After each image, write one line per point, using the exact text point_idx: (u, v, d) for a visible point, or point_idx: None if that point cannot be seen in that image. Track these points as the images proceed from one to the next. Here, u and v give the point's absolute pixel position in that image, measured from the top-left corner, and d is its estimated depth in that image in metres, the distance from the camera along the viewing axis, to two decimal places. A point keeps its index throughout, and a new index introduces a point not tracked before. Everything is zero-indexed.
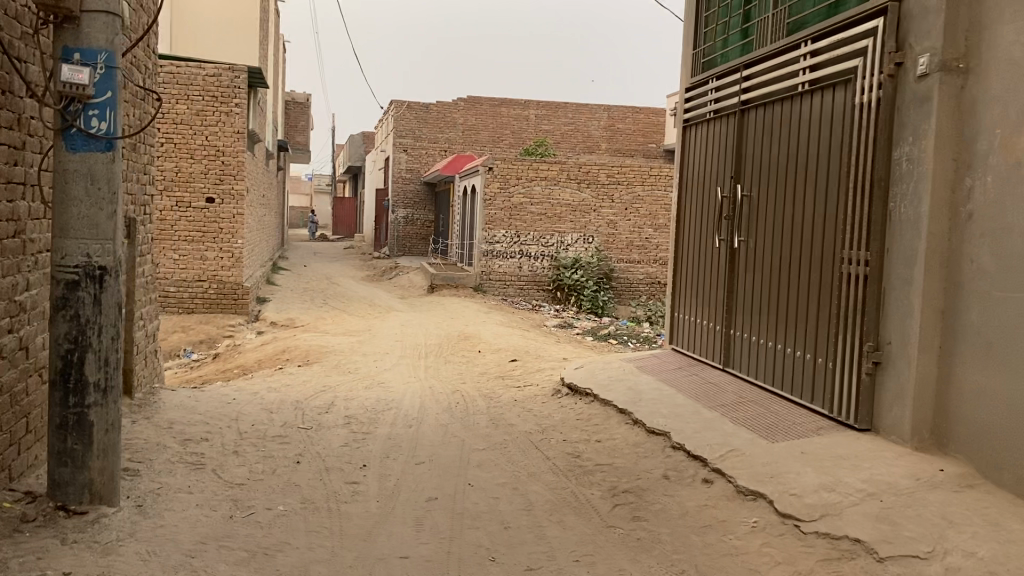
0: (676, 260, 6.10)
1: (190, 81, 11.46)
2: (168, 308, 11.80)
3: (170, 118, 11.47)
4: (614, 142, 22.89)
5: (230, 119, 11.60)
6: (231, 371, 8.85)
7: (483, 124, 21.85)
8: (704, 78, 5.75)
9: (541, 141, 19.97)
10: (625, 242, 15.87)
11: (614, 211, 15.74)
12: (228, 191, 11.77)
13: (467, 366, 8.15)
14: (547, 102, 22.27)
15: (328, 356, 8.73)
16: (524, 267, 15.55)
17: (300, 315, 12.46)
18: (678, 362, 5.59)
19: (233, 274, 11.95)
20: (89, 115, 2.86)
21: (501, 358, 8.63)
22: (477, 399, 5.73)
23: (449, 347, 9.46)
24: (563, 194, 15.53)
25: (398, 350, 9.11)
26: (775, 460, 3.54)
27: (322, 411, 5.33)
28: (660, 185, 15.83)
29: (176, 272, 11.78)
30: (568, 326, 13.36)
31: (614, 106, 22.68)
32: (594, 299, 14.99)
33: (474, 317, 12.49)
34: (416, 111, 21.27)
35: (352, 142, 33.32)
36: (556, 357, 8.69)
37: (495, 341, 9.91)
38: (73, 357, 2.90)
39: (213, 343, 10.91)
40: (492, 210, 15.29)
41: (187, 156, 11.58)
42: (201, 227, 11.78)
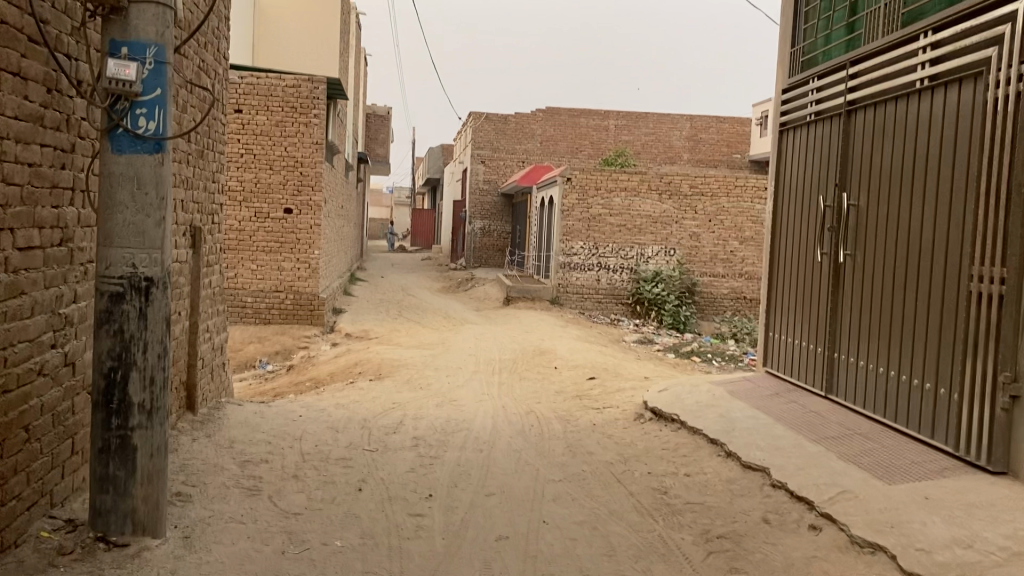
0: (772, 275, 5.63)
1: (270, 92, 11.48)
2: (245, 318, 11.83)
3: (251, 129, 11.51)
4: (696, 153, 22.37)
5: (309, 130, 11.58)
6: (303, 385, 8.68)
7: (562, 134, 21.57)
8: (804, 78, 5.29)
9: (620, 151, 19.57)
10: (709, 255, 15.32)
11: (697, 223, 15.20)
12: (306, 202, 11.73)
13: (543, 384, 7.81)
14: (628, 112, 21.88)
15: (400, 370, 8.51)
16: (603, 280, 15.14)
17: (375, 327, 12.35)
18: (773, 389, 5.12)
19: (309, 285, 11.91)
20: (137, 114, 2.64)
21: (579, 376, 8.27)
22: (554, 422, 5.38)
23: (525, 363, 9.15)
24: (644, 206, 15.08)
25: (472, 365, 8.83)
26: (896, 506, 3.07)
27: (390, 431, 5.06)
28: (746, 196, 15.24)
29: (254, 283, 11.80)
30: (649, 342, 12.90)
31: (698, 115, 22.22)
32: (676, 314, 14.48)
33: (551, 331, 12.16)
34: (495, 123, 21.11)
35: (431, 155, 33.51)
36: (636, 375, 8.28)
37: (573, 357, 9.56)
38: (116, 375, 2.68)
39: (288, 354, 10.87)
40: (569, 222, 14.95)
41: (266, 167, 11.61)
42: (278, 238, 11.77)
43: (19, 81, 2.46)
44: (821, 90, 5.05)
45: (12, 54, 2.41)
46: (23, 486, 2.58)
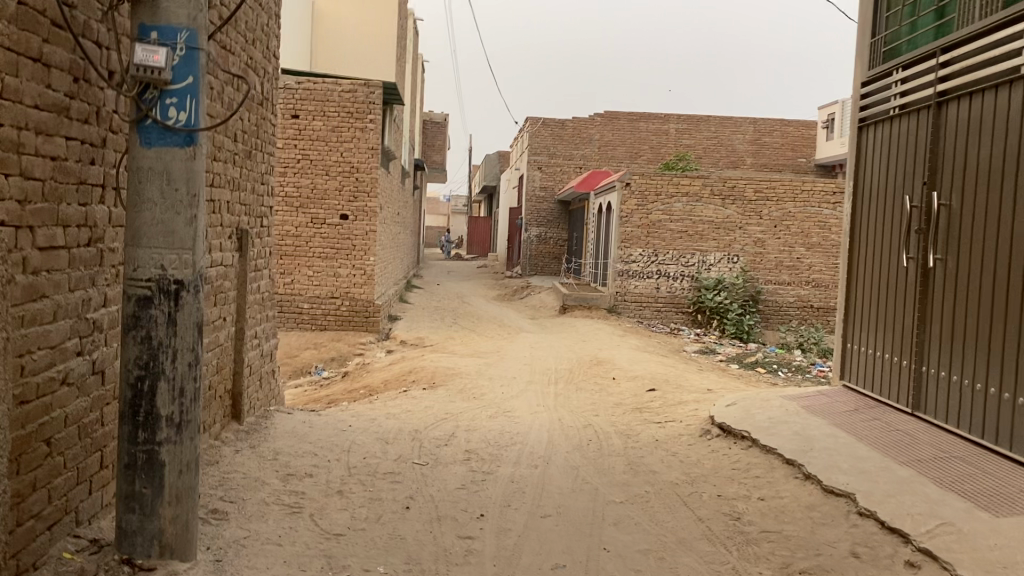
0: (849, 281, 5.26)
1: (327, 98, 11.40)
2: (301, 325, 11.78)
3: (307, 135, 11.45)
4: (760, 157, 21.81)
5: (365, 135, 11.48)
6: (355, 393, 8.50)
7: (620, 139, 21.22)
8: (887, 69, 4.91)
9: (681, 156, 19.15)
10: (774, 262, 14.80)
11: (762, 228, 14.69)
12: (362, 208, 11.63)
13: (602, 395, 7.49)
14: (688, 116, 21.44)
15: (454, 379, 8.28)
16: (663, 287, 14.73)
17: (430, 334, 12.18)
18: (853, 405, 4.73)
19: (365, 292, 11.79)
20: (166, 104, 2.45)
21: (639, 388, 7.93)
22: (614, 437, 5.08)
23: (582, 373, 8.84)
24: (706, 211, 14.65)
25: (528, 374, 8.57)
26: (1007, 541, 2.69)
27: (441, 444, 4.81)
28: (813, 201, 14.70)
29: (310, 289, 11.73)
30: (711, 352, 12.48)
31: (761, 119, 21.70)
32: (739, 323, 14.01)
33: (609, 340, 11.82)
34: (552, 128, 20.87)
35: (488, 162, 33.43)
36: (700, 388, 7.91)
37: (632, 367, 9.22)
38: (143, 385, 2.48)
39: (343, 361, 10.77)
40: (628, 228, 14.60)
41: (322, 173, 11.54)
42: (334, 244, 11.68)
43: (41, 68, 2.28)
44: (906, 82, 4.66)
45: (32, 38, 2.23)
46: (45, 504, 2.40)
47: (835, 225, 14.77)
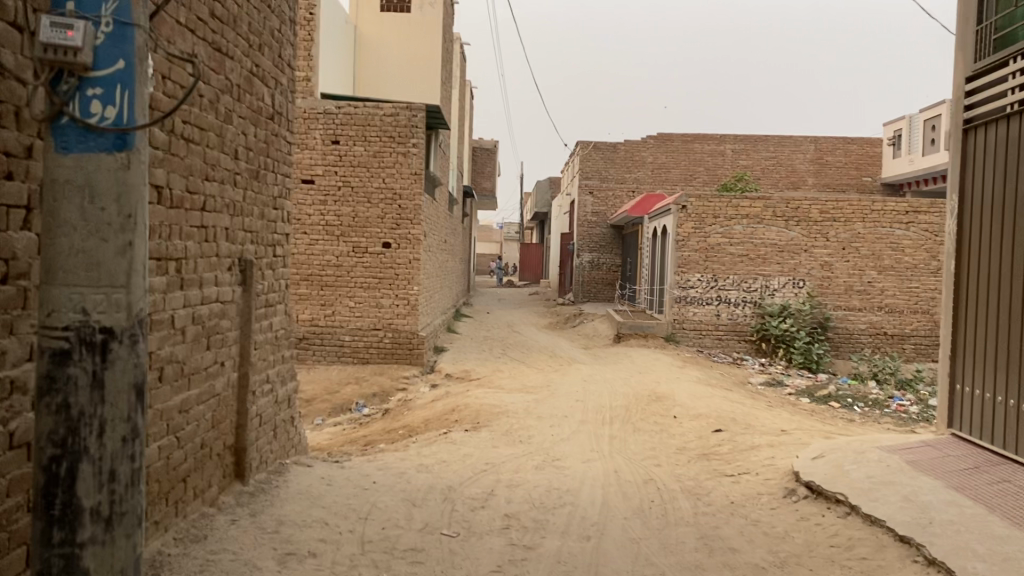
0: (957, 312, 4.46)
1: (368, 122, 10.90)
2: (343, 359, 11.15)
3: (348, 161, 10.97)
4: (823, 177, 20.83)
5: (408, 160, 10.97)
6: (394, 433, 7.88)
7: (675, 161, 20.52)
8: (998, 59, 4.15)
9: (739, 175, 18.31)
10: (843, 286, 13.85)
11: (829, 250, 13.77)
12: (405, 236, 11.09)
13: (662, 438, 6.74)
14: (745, 136, 20.63)
15: (500, 419, 7.61)
16: (723, 314, 13.90)
17: (476, 367, 11.54)
18: (972, 462, 3.91)
19: (408, 322, 11.16)
20: (87, 96, 1.86)
21: (703, 430, 7.16)
22: (680, 498, 4.34)
23: (640, 411, 8.10)
24: (768, 233, 13.79)
25: (580, 413, 7.86)
26: None
27: (477, 506, 4.13)
28: (884, 220, 13.73)
29: (351, 321, 11.13)
30: (778, 384, 11.62)
31: (823, 137, 20.73)
32: (807, 352, 13.08)
33: (668, 372, 11.03)
34: (603, 151, 20.27)
35: (538, 189, 32.93)
36: (771, 430, 7.09)
37: (694, 404, 8.44)
38: (59, 468, 1.88)
39: (385, 397, 10.18)
40: (685, 252, 13.83)
41: (364, 200, 11.03)
42: (377, 274, 11.12)
43: None
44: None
45: None
46: None
47: (910, 247, 13.75)
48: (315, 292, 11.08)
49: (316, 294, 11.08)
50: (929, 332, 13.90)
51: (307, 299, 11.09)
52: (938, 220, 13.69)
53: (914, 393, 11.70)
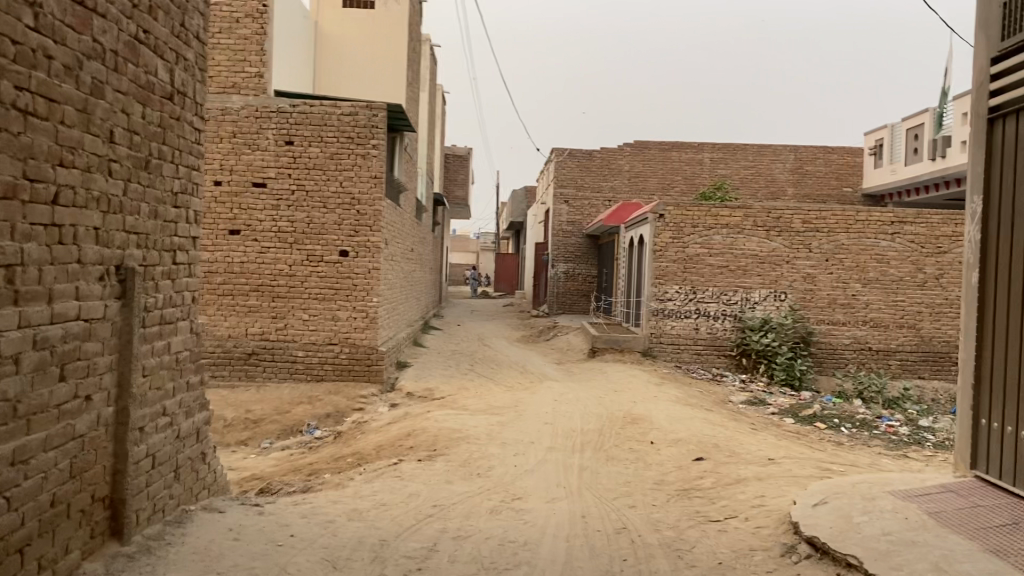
0: (981, 334, 3.83)
1: (324, 122, 10.20)
2: (295, 376, 10.36)
3: (303, 164, 10.24)
4: (802, 187, 20.38)
5: (367, 162, 10.26)
6: (345, 461, 7.15)
7: (652, 170, 20.00)
8: None
9: (719, 184, 17.77)
10: (826, 300, 13.29)
11: (812, 262, 13.21)
12: (364, 244, 10.35)
13: (637, 469, 6.07)
14: (724, 144, 20.13)
15: (460, 445, 6.91)
16: (702, 328, 13.31)
17: (440, 384, 10.79)
18: (1008, 517, 3.26)
19: (366, 337, 10.40)
20: None
21: (683, 459, 6.50)
22: (658, 555, 3.65)
23: (614, 435, 7.42)
24: (749, 244, 13.23)
25: (549, 438, 7.18)
26: None
27: (412, 569, 3.41)
28: (869, 231, 13.18)
29: (305, 335, 10.36)
30: (760, 403, 11.02)
31: (803, 146, 20.31)
32: (790, 368, 12.48)
33: (644, 390, 10.38)
34: (578, 159, 19.66)
35: (514, 198, 32.28)
36: (757, 458, 6.43)
37: (672, 427, 7.77)
38: None
39: (340, 418, 9.49)
40: (663, 263, 13.26)
41: (319, 205, 10.29)
42: (333, 285, 10.37)
43: None
44: None
45: None
46: None
47: (895, 258, 13.21)
48: (266, 303, 10.30)
49: (268, 306, 10.30)
50: (916, 346, 13.35)
51: (257, 312, 10.30)
52: (924, 231, 13.19)
53: (903, 413, 11.15)
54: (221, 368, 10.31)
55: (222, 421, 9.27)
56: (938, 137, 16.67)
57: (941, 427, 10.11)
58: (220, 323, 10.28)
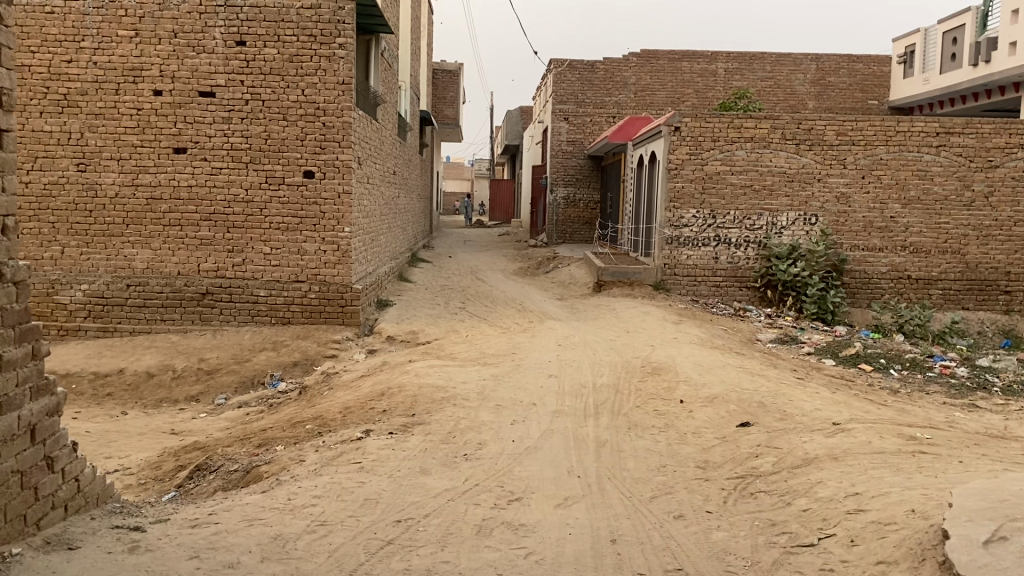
0: None
1: (280, 16, 8.59)
2: (258, 319, 8.97)
3: (258, 68, 8.67)
4: (824, 100, 18.65)
5: (333, 65, 8.70)
6: (304, 429, 5.79)
7: (660, 83, 18.26)
8: None
9: (738, 94, 16.03)
10: (862, 223, 11.83)
11: (846, 180, 11.70)
12: (333, 162, 8.81)
13: (671, 443, 4.73)
14: (740, 54, 18.34)
15: (445, 409, 5.54)
16: (722, 257, 11.94)
17: (426, 326, 9.38)
18: None
19: (339, 272, 8.97)
20: None
21: (725, 427, 5.14)
22: None
23: (633, 392, 6.06)
24: (776, 160, 11.70)
25: (554, 398, 5.81)
26: None
27: None
28: (911, 144, 11.61)
29: (267, 272, 8.93)
30: (791, 341, 9.76)
31: (825, 54, 18.51)
32: (821, 300, 11.30)
33: (661, 330, 9.01)
34: (580, 71, 17.93)
35: (510, 120, 30.37)
36: (820, 424, 5.11)
37: (704, 379, 6.42)
38: None
39: (309, 368, 8.20)
40: (678, 184, 11.77)
41: (278, 116, 8.74)
42: (297, 211, 8.88)
43: None
44: None
45: None
46: None
47: (940, 174, 11.68)
48: (220, 234, 8.86)
49: (222, 238, 8.87)
50: (959, 275, 11.95)
51: (210, 244, 8.87)
52: (973, 143, 11.61)
53: (955, 350, 9.87)
54: (171, 311, 8.91)
55: (172, 371, 8.11)
56: (982, 39, 15.07)
57: (1002, 367, 8.84)
58: (168, 259, 8.86)
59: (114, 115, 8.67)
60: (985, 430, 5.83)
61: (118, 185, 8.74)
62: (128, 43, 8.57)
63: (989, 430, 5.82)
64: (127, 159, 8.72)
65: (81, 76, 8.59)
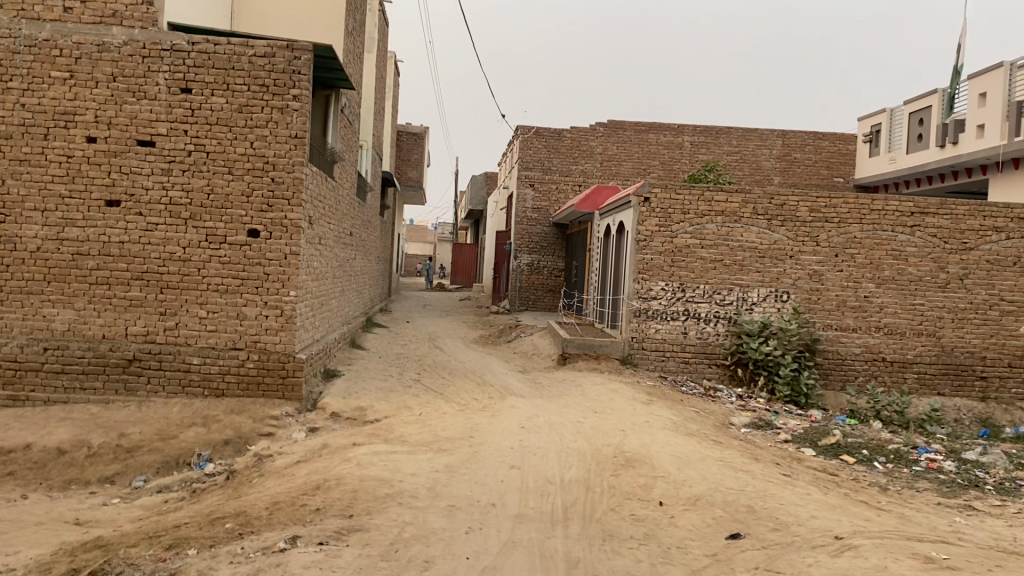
0: None
1: (231, 64, 8.00)
2: (188, 389, 8.12)
3: (203, 118, 8.03)
4: (790, 176, 18.51)
5: (285, 118, 8.10)
6: (223, 528, 4.96)
7: (626, 153, 17.99)
8: None
9: (709, 165, 15.74)
10: (835, 302, 11.40)
11: (820, 258, 11.31)
12: (280, 221, 8.14)
13: (653, 563, 4.03)
14: (706, 127, 18.20)
15: (389, 511, 4.79)
16: (691, 332, 11.39)
17: (375, 402, 8.58)
18: None
19: (281, 340, 8.20)
20: None
21: (712, 541, 4.46)
22: None
23: (607, 490, 5.36)
24: (747, 235, 11.29)
25: (516, 498, 5.08)
26: None
27: None
28: (885, 223, 11.30)
29: (201, 337, 8.13)
30: (767, 427, 9.14)
31: (791, 130, 18.43)
32: (794, 382, 10.76)
33: (631, 412, 8.34)
34: (546, 138, 17.59)
35: (474, 184, 30.06)
36: (820, 540, 4.46)
37: (684, 475, 5.74)
38: None
39: (242, 447, 7.36)
40: (647, 255, 11.28)
41: (223, 169, 8.07)
42: (238, 272, 8.14)
43: None
44: None
45: None
46: None
47: (914, 255, 11.35)
48: (152, 295, 8.07)
49: (154, 300, 8.07)
50: (935, 358, 11.52)
51: (141, 306, 8.07)
52: (947, 225, 11.34)
53: (938, 441, 9.29)
54: (92, 379, 8.01)
55: (86, 448, 7.20)
56: (949, 121, 15.04)
57: (991, 462, 8.28)
58: (91, 320, 8.00)
59: (41, 162, 7.90)
60: (999, 543, 5.19)
61: (40, 238, 7.92)
62: (61, 85, 7.89)
63: (1002, 543, 5.19)
64: (53, 209, 7.93)
65: (7, 118, 7.86)
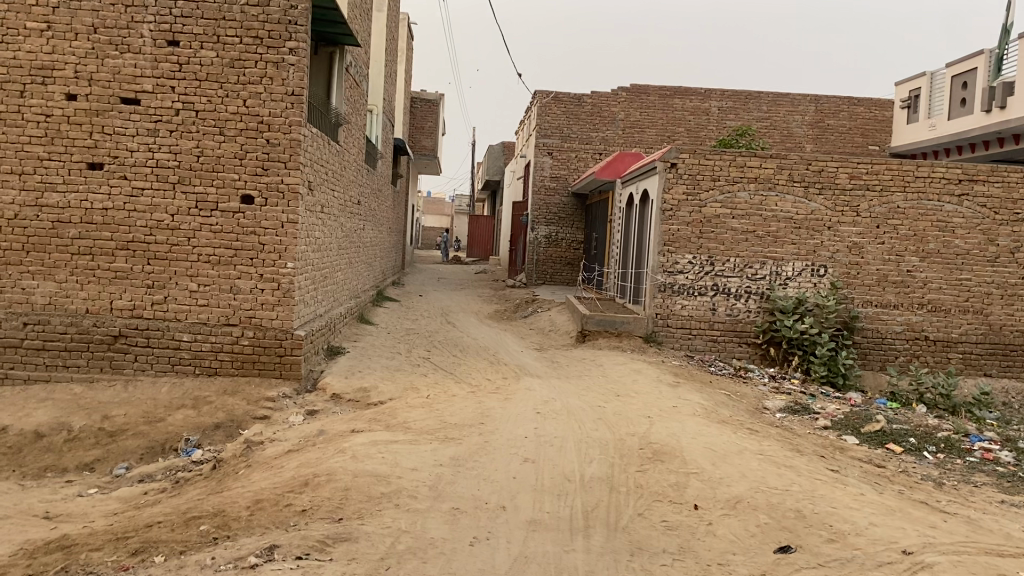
0: None
1: (222, 14, 7.33)
2: (179, 368, 7.55)
3: (192, 72, 7.37)
4: (822, 143, 17.60)
5: (281, 73, 7.41)
6: (196, 530, 4.34)
7: (650, 119, 17.14)
8: None
9: (739, 131, 14.91)
10: (875, 276, 10.63)
11: (859, 230, 10.53)
12: (275, 186, 7.49)
13: None
14: (734, 92, 17.31)
15: (384, 515, 4.16)
16: (720, 309, 10.68)
17: (380, 383, 7.96)
18: None
19: (277, 316, 7.58)
20: None
21: (760, 556, 3.80)
22: None
23: (634, 490, 4.69)
24: (781, 205, 10.52)
25: (530, 500, 4.42)
26: None
27: None
28: (932, 191, 10.47)
29: (192, 312, 7.54)
30: (804, 411, 8.45)
31: (824, 96, 17.51)
32: (831, 362, 10.05)
33: (657, 395, 7.67)
34: (566, 104, 16.99)
35: (491, 155, 29.33)
36: (886, 557, 3.77)
37: (720, 471, 5.06)
38: None
39: (234, 432, 6.76)
40: (673, 226, 10.56)
41: (214, 129, 7.41)
42: (231, 242, 7.51)
43: None
44: None
45: None
46: None
47: (961, 226, 10.54)
48: (138, 267, 7.47)
49: (140, 271, 7.47)
50: (982, 337, 10.74)
51: (126, 278, 7.47)
52: (999, 193, 10.50)
53: (990, 428, 8.55)
54: (76, 356, 7.45)
55: (66, 432, 6.63)
56: (997, 84, 14.10)
57: None
58: (74, 293, 7.42)
59: (18, 123, 7.30)
60: None
61: (18, 204, 7.34)
62: (38, 38, 7.25)
63: None
64: (31, 173, 7.33)
65: None
